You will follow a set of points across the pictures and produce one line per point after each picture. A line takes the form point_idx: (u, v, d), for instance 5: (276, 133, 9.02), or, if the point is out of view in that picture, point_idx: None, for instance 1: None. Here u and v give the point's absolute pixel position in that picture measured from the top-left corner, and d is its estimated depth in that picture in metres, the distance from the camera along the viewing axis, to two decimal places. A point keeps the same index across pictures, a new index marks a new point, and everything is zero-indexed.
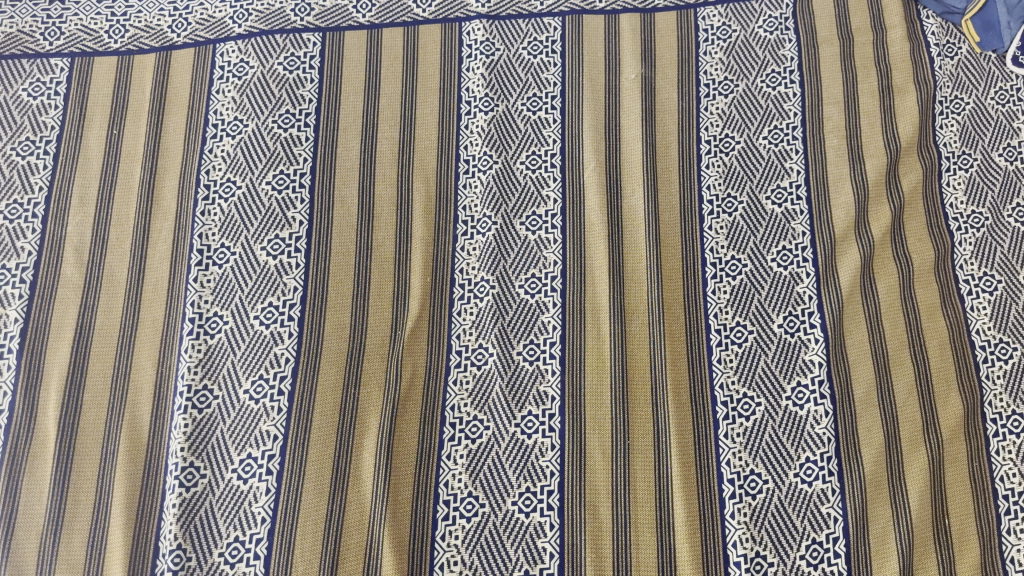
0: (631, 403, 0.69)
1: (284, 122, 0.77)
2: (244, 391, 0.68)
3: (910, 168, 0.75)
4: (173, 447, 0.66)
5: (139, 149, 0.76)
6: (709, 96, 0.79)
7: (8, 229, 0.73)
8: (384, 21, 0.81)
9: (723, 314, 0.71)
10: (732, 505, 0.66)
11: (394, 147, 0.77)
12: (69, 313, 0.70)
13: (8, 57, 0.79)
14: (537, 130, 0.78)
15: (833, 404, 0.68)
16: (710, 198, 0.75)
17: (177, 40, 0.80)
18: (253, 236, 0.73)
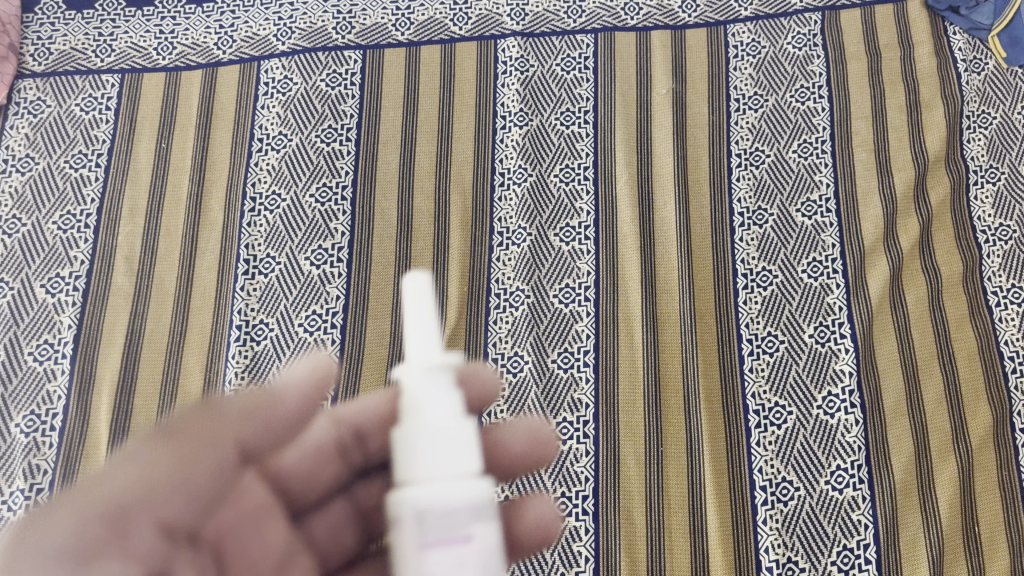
0: (664, 410, 0.70)
1: (327, 136, 0.80)
2: (298, 325, 0.73)
3: (938, 182, 0.76)
4: (231, 374, 0.71)
5: (187, 163, 0.79)
6: (739, 111, 0.80)
7: (62, 239, 0.76)
8: (422, 39, 0.84)
9: (755, 324, 0.72)
10: (764, 512, 0.67)
11: (432, 160, 0.79)
12: (120, 320, 0.73)
13: (62, 74, 0.82)
14: (571, 144, 0.80)
15: (863, 413, 0.69)
16: (741, 211, 0.76)
17: (223, 57, 0.83)
18: (297, 246, 0.76)
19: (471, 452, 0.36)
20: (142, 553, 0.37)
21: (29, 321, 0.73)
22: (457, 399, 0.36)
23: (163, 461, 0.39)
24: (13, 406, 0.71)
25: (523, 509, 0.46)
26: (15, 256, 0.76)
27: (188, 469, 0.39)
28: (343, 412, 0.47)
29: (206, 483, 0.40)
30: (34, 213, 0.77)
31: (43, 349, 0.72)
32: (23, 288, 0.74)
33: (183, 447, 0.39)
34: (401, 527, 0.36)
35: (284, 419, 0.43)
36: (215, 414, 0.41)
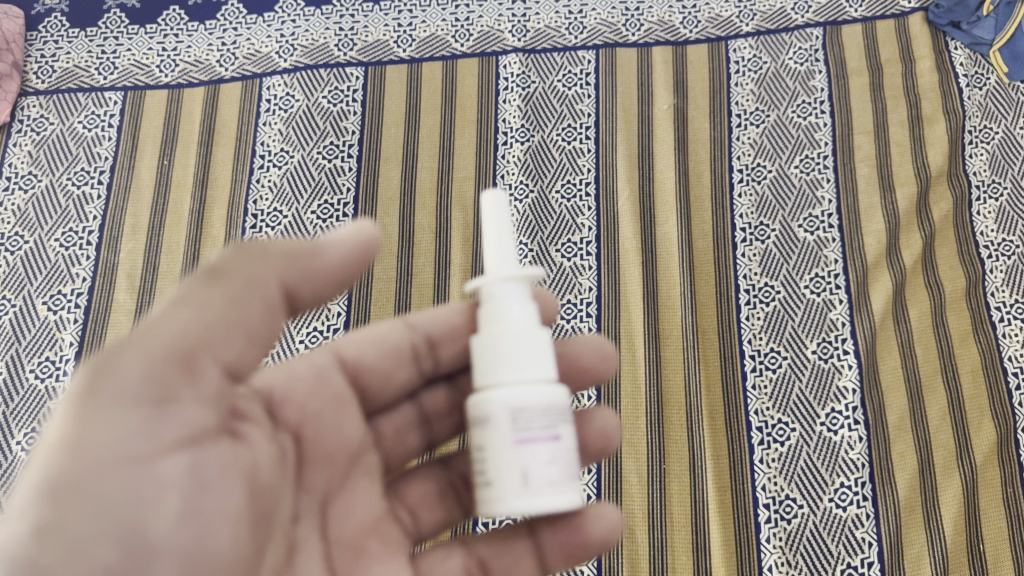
0: (665, 427, 0.70)
1: (328, 153, 0.80)
2: (300, 341, 0.73)
3: (940, 197, 0.76)
4: None
5: (188, 180, 0.80)
6: (741, 126, 0.80)
7: (64, 256, 0.77)
8: (423, 56, 0.84)
9: (757, 340, 0.72)
10: (767, 530, 0.67)
11: (433, 177, 0.79)
12: (122, 337, 0.74)
13: (65, 92, 0.82)
14: (572, 159, 0.80)
15: (866, 429, 0.69)
16: (743, 226, 0.76)
17: (225, 74, 0.83)
18: None
19: (550, 358, 0.39)
20: (214, 403, 0.34)
21: (31, 338, 0.74)
22: (534, 311, 0.39)
23: (207, 323, 0.33)
24: (15, 423, 0.71)
25: (588, 518, 0.43)
26: (17, 273, 0.76)
27: (234, 312, 0.34)
28: (419, 318, 0.44)
29: (255, 332, 0.35)
30: (36, 230, 0.78)
31: (44, 366, 0.73)
32: (26, 305, 0.75)
33: (229, 292, 0.34)
34: (488, 427, 0.37)
35: (327, 271, 0.36)
36: (257, 253, 0.35)
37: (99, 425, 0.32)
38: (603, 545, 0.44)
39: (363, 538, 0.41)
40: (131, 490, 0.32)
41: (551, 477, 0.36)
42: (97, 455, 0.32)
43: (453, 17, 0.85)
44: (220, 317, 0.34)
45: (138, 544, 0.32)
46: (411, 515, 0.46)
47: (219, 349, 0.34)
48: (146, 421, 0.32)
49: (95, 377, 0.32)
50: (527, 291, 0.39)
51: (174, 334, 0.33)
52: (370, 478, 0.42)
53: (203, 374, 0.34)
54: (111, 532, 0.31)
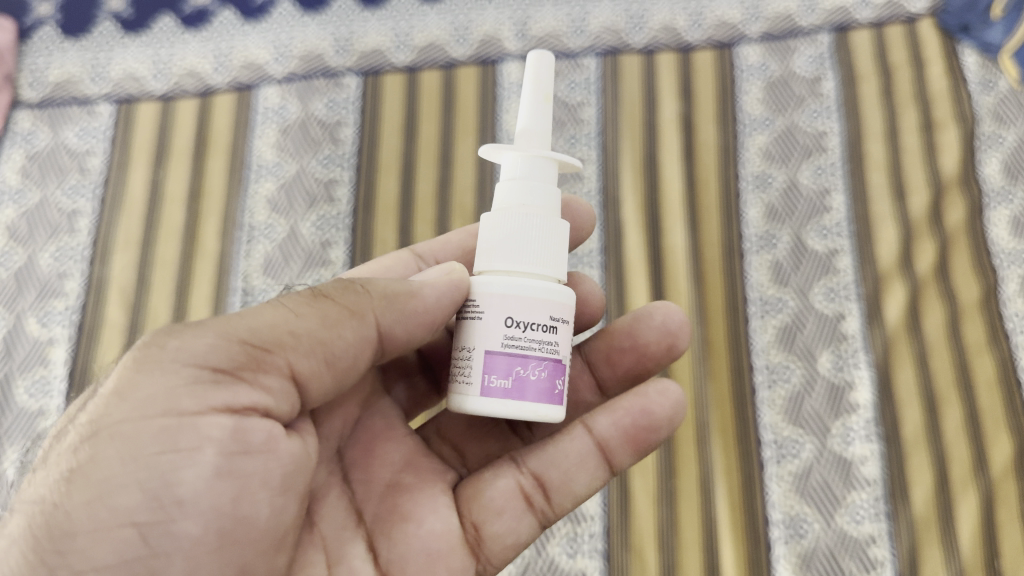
0: (674, 444, 0.68)
1: (326, 164, 0.78)
2: (307, 219, 0.76)
3: (953, 204, 0.74)
4: (243, 268, 0.75)
5: (182, 193, 0.78)
6: (749, 134, 0.78)
7: (54, 272, 0.75)
8: (422, 64, 0.81)
9: (769, 353, 0.70)
10: (780, 548, 0.65)
11: (433, 188, 0.78)
12: (113, 355, 0.72)
13: (55, 105, 0.81)
14: (575, 169, 0.78)
15: (881, 444, 0.67)
16: (753, 236, 0.74)
17: (220, 85, 0.81)
18: (297, 276, 0.74)
19: (535, 240, 0.43)
20: (272, 392, 0.39)
21: (22, 356, 0.72)
22: (544, 190, 0.43)
23: (294, 331, 0.40)
24: (8, 444, 0.69)
25: (651, 392, 0.50)
26: (8, 290, 0.74)
27: (325, 333, 0.41)
28: (425, 250, 0.59)
29: (342, 356, 0.42)
30: (28, 245, 0.76)
31: (36, 386, 0.71)
32: (17, 323, 0.73)
33: (327, 314, 0.41)
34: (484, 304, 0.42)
35: (418, 313, 0.44)
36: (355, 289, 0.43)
37: (153, 379, 0.37)
38: (665, 422, 0.50)
39: (393, 474, 0.47)
40: (168, 442, 0.36)
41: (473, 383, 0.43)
42: (138, 405, 0.37)
43: (452, 24, 0.82)
44: (310, 331, 0.40)
45: (162, 496, 0.36)
46: (455, 453, 0.52)
47: (297, 357, 0.40)
48: (194, 383, 0.38)
49: (166, 338, 0.39)
50: (534, 166, 0.43)
51: (255, 330, 0.39)
52: (388, 433, 0.49)
53: (269, 372, 0.39)
54: (139, 476, 0.36)
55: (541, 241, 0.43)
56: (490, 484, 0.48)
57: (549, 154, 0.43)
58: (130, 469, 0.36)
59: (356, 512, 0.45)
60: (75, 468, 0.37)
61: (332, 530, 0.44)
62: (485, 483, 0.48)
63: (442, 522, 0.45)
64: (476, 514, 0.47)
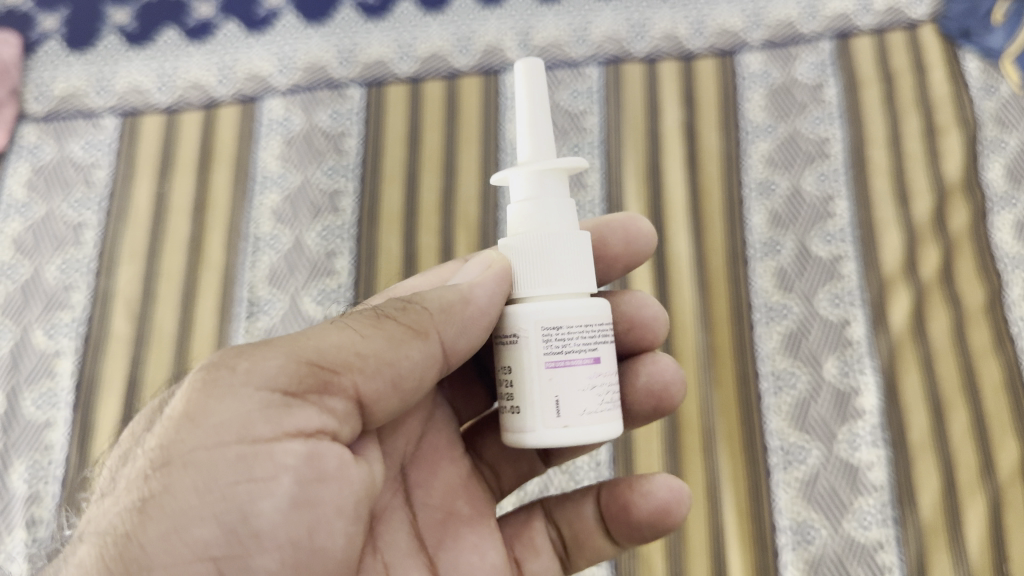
0: (680, 452, 0.69)
1: (330, 175, 0.79)
2: (312, 231, 0.76)
3: (956, 209, 0.74)
4: (249, 279, 0.75)
5: (186, 204, 0.78)
6: (752, 141, 0.78)
7: (60, 285, 0.75)
8: (425, 75, 0.82)
9: (776, 359, 0.70)
10: (787, 554, 0.65)
11: (437, 198, 0.78)
12: (119, 368, 0.73)
13: (60, 118, 0.81)
14: (578, 177, 0.78)
15: (887, 449, 0.67)
16: (756, 242, 0.75)
17: (224, 97, 0.81)
18: (302, 287, 0.75)
19: (556, 255, 0.43)
20: (336, 413, 0.40)
21: (29, 369, 0.72)
22: (561, 205, 0.43)
23: (362, 350, 0.40)
24: (13, 455, 0.70)
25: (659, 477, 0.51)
26: (14, 303, 0.74)
27: (393, 352, 0.41)
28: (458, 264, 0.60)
29: (409, 375, 0.42)
30: (34, 258, 0.76)
31: (43, 398, 0.71)
32: (23, 335, 0.73)
33: (392, 333, 0.42)
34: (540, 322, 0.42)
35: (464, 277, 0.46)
36: (417, 305, 0.43)
37: (225, 404, 0.38)
38: (670, 514, 0.50)
39: (454, 501, 0.49)
40: (245, 474, 0.37)
41: (603, 401, 0.42)
42: (213, 433, 0.37)
43: (455, 35, 0.83)
44: (377, 351, 0.41)
45: (241, 531, 0.37)
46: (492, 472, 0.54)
47: (365, 377, 0.40)
48: (268, 408, 0.38)
49: (235, 359, 0.39)
50: (544, 181, 0.43)
51: (323, 350, 0.40)
52: (450, 453, 0.51)
53: (335, 395, 0.40)
54: (217, 508, 0.36)
55: (567, 257, 0.43)
56: (526, 531, 0.52)
57: (554, 162, 0.43)
58: (208, 500, 0.36)
59: (420, 537, 0.47)
60: (149, 494, 0.37)
61: (397, 556, 0.45)
62: (522, 528, 0.52)
63: (500, 557, 0.48)
64: (517, 552, 0.51)
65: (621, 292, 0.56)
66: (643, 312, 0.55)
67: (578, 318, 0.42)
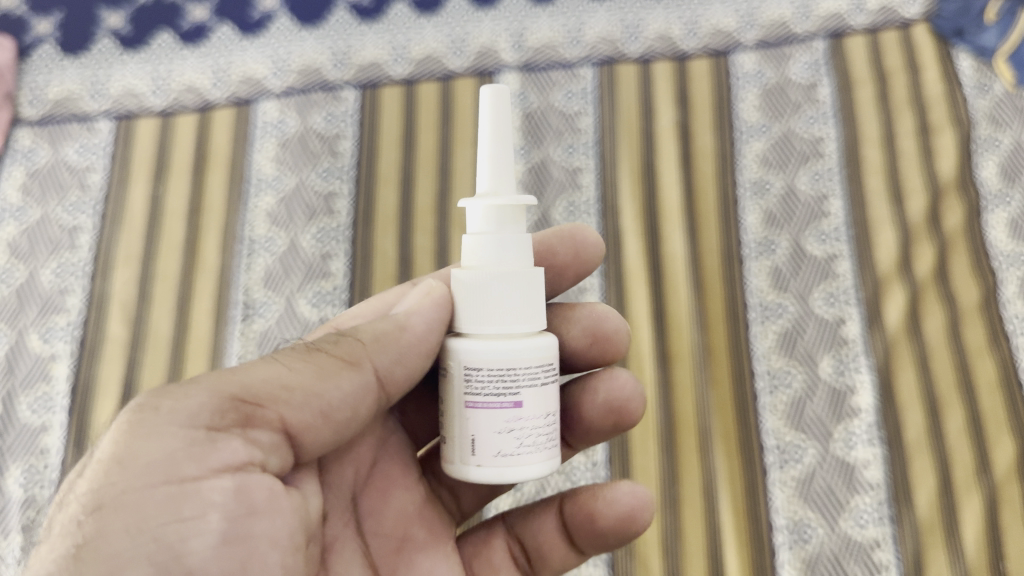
0: (676, 452, 0.68)
1: (325, 177, 0.79)
2: (308, 233, 0.76)
3: (951, 207, 0.74)
4: (244, 281, 0.75)
5: (181, 208, 0.78)
6: (747, 141, 0.78)
7: (56, 289, 0.75)
8: (419, 76, 0.82)
9: (771, 358, 0.70)
10: (785, 553, 0.65)
11: (433, 200, 0.78)
12: (115, 371, 0.73)
13: (55, 123, 0.81)
14: (573, 178, 0.78)
15: (882, 448, 0.67)
16: (751, 242, 0.75)
17: (219, 101, 0.81)
18: (297, 289, 0.75)
19: (502, 297, 0.43)
20: (263, 446, 0.40)
21: (24, 373, 0.72)
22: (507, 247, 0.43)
23: (288, 384, 0.41)
24: (9, 459, 0.70)
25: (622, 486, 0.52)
26: (9, 307, 0.74)
27: (321, 384, 0.42)
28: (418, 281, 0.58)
29: (340, 406, 0.42)
30: (29, 261, 0.76)
31: (39, 402, 0.71)
32: (18, 340, 0.73)
33: (323, 365, 0.42)
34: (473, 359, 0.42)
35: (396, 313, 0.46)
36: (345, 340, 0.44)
37: (150, 444, 0.37)
38: (638, 518, 0.51)
39: (408, 527, 0.49)
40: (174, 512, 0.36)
41: (522, 443, 0.41)
42: (140, 475, 0.36)
43: (449, 36, 0.83)
44: (303, 382, 0.41)
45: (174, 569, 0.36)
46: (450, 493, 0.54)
47: (291, 409, 0.41)
48: (191, 447, 0.37)
49: (159, 400, 0.38)
50: (501, 217, 0.43)
51: (248, 385, 0.40)
52: (404, 479, 0.51)
53: (259, 426, 0.40)
54: (148, 548, 0.35)
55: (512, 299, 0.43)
56: (485, 550, 0.53)
57: (511, 201, 0.42)
58: (138, 543, 0.35)
59: (373, 565, 0.47)
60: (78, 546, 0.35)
61: None
62: (481, 546, 0.53)
63: None
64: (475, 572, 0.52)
65: (579, 305, 0.56)
66: (605, 325, 0.55)
67: (507, 360, 0.41)
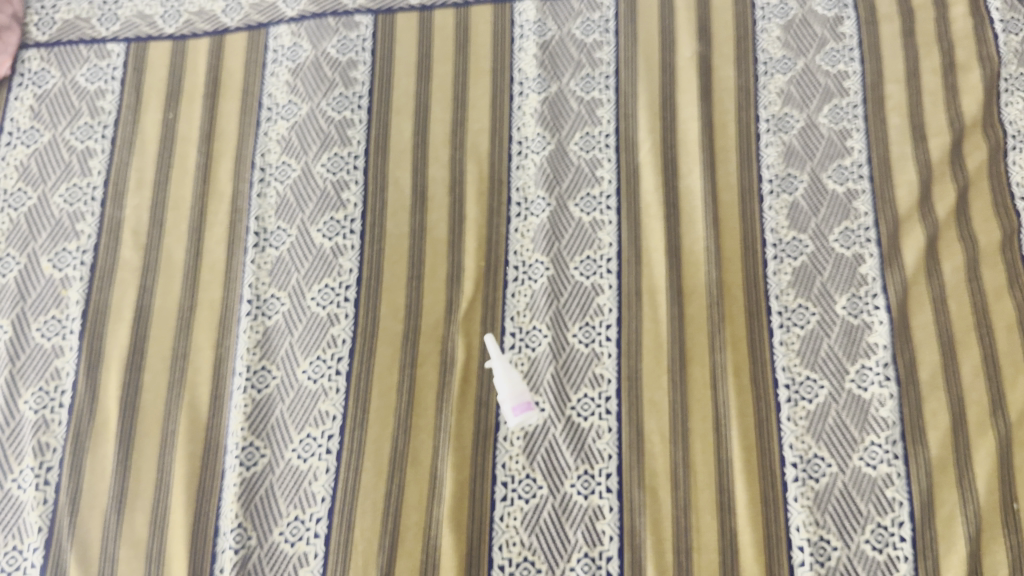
0: (689, 388, 0.68)
1: (338, 105, 0.77)
2: (321, 164, 0.75)
3: (975, 147, 0.73)
4: (256, 211, 0.74)
5: (193, 134, 0.77)
6: (767, 74, 0.77)
7: (67, 212, 0.74)
8: (435, 3, 0.81)
9: (785, 296, 0.70)
10: (795, 488, 0.65)
11: (447, 129, 0.77)
12: (128, 296, 0.72)
13: (66, 44, 0.80)
14: (590, 110, 0.77)
15: (897, 385, 0.66)
16: (769, 177, 0.74)
17: (232, 25, 0.80)
18: (309, 218, 0.73)
19: None
20: None
21: (36, 296, 0.72)
22: None
23: None
24: (21, 382, 0.69)
25: None
26: (20, 231, 0.74)
27: None
28: None
29: None
30: (40, 186, 0.75)
31: (50, 325, 0.71)
32: (30, 263, 0.73)
33: None
34: None
35: None
36: None
37: None
38: None
39: None
40: None
41: None
42: None
43: None
44: None
45: None
46: None
47: None
48: None
49: None
50: None
51: None
52: None
53: None
54: None
55: None
56: None
57: None
58: None
59: None
60: None
61: None
62: None
63: None
64: None
65: None
66: None
67: None
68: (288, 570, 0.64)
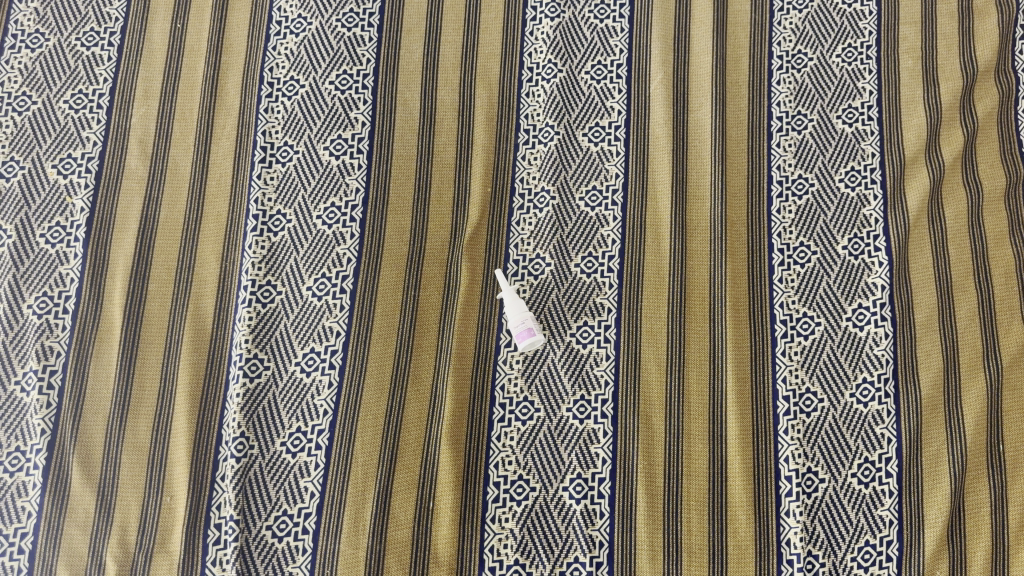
0: (688, 320, 0.69)
1: (348, 21, 0.76)
2: (330, 82, 0.75)
3: (986, 93, 0.73)
4: (263, 126, 0.74)
5: (202, 46, 0.76)
6: (783, 10, 0.76)
7: (73, 119, 0.73)
8: None
9: (787, 234, 0.71)
10: (786, 421, 0.66)
11: (458, 52, 0.76)
12: (134, 204, 0.71)
13: None
14: (603, 38, 0.76)
15: (892, 325, 0.68)
16: (779, 115, 0.74)
17: None
18: (316, 136, 0.73)
19: None
20: None
21: (40, 202, 0.71)
22: None
23: None
24: (25, 287, 0.68)
25: None
26: (24, 135, 0.72)
27: None
28: None
29: None
30: (45, 91, 0.73)
31: (55, 231, 0.70)
32: (34, 168, 0.72)
33: None
34: None
35: None
36: None
37: None
38: None
39: None
40: None
41: None
42: None
43: None
44: None
45: None
46: None
47: None
48: None
49: None
50: None
51: None
52: None
53: None
54: None
55: None
56: None
57: None
58: None
59: None
60: None
61: None
62: None
63: None
64: None
65: None
66: None
67: None
68: (288, 480, 0.65)
